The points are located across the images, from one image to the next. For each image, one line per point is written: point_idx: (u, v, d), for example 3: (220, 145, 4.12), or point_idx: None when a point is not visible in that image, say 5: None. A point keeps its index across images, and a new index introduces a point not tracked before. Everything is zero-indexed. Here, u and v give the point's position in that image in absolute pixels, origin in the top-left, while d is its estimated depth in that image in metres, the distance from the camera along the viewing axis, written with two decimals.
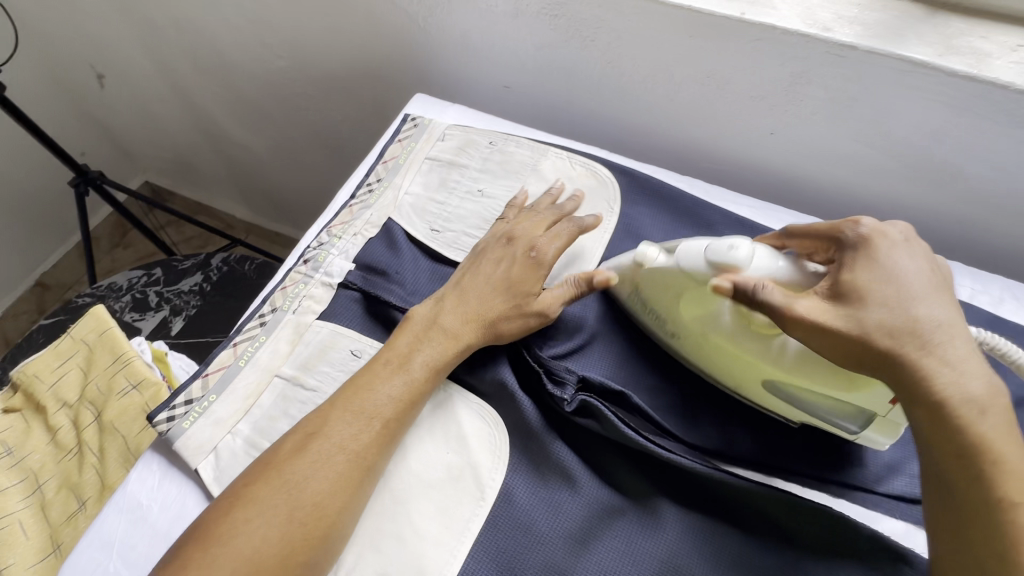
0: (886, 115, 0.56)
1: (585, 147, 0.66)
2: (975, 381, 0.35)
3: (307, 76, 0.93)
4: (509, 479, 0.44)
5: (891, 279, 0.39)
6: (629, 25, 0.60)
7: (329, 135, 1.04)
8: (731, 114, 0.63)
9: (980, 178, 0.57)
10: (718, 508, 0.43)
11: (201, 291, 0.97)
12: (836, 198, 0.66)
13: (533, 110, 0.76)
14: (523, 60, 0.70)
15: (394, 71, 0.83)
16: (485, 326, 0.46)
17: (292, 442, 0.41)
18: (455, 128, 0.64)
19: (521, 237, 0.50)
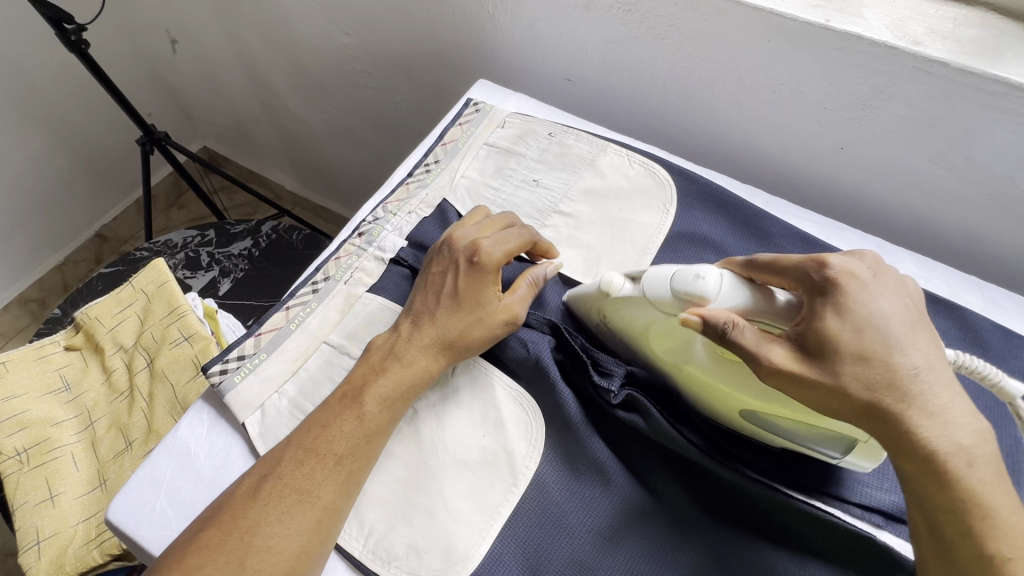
0: (971, 138, 0.53)
1: (645, 146, 0.65)
2: (964, 432, 0.35)
3: (370, 55, 0.94)
4: (543, 469, 0.44)
5: (867, 325, 0.36)
6: (705, 25, 0.58)
7: (384, 114, 1.06)
8: (801, 126, 0.61)
9: None
10: (755, 523, 0.42)
11: (250, 256, 1.00)
12: (903, 221, 0.64)
13: (592, 105, 0.76)
14: (590, 54, 0.69)
15: (458, 56, 0.83)
16: (443, 342, 0.45)
17: (271, 459, 0.41)
18: (516, 116, 0.64)
19: (459, 241, 0.48)
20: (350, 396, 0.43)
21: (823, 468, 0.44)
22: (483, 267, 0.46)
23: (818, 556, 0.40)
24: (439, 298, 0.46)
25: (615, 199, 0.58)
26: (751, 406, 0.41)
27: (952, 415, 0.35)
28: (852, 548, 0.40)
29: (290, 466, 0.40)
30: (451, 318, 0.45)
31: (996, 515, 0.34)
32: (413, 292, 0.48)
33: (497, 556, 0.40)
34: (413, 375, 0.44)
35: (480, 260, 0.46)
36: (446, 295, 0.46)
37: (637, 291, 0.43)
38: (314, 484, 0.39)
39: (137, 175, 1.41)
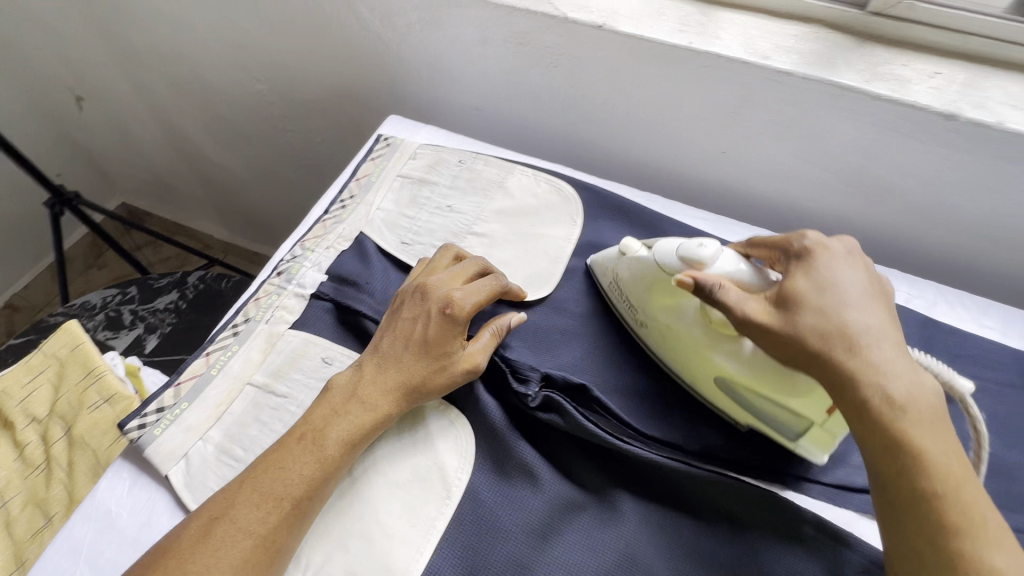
0: (824, 134, 0.61)
1: (551, 165, 0.70)
2: (899, 383, 0.37)
3: (286, 99, 0.96)
4: (474, 478, 0.46)
5: (827, 286, 0.41)
6: (588, 53, 0.64)
7: (307, 155, 1.07)
8: (686, 135, 0.68)
9: (909, 191, 0.62)
10: (673, 499, 0.45)
11: (176, 309, 0.98)
12: (785, 212, 0.71)
13: (502, 131, 0.80)
14: (493, 84, 0.74)
15: (371, 94, 0.87)
16: (404, 387, 0.45)
17: (220, 505, 0.40)
18: (426, 148, 0.67)
19: (432, 288, 0.48)
20: (310, 440, 0.43)
21: (729, 438, 0.48)
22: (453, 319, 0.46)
23: (731, 521, 0.44)
24: (404, 344, 0.46)
25: (525, 216, 0.62)
26: (728, 374, 0.45)
27: (892, 365, 0.38)
28: (757, 507, 0.44)
29: (238, 511, 0.39)
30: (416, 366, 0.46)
31: (928, 454, 0.35)
32: (381, 334, 0.48)
33: (435, 569, 0.41)
34: (370, 419, 0.44)
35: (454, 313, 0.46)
36: (413, 342, 0.46)
37: (649, 256, 0.49)
38: (267, 529, 0.39)
39: (49, 239, 1.34)
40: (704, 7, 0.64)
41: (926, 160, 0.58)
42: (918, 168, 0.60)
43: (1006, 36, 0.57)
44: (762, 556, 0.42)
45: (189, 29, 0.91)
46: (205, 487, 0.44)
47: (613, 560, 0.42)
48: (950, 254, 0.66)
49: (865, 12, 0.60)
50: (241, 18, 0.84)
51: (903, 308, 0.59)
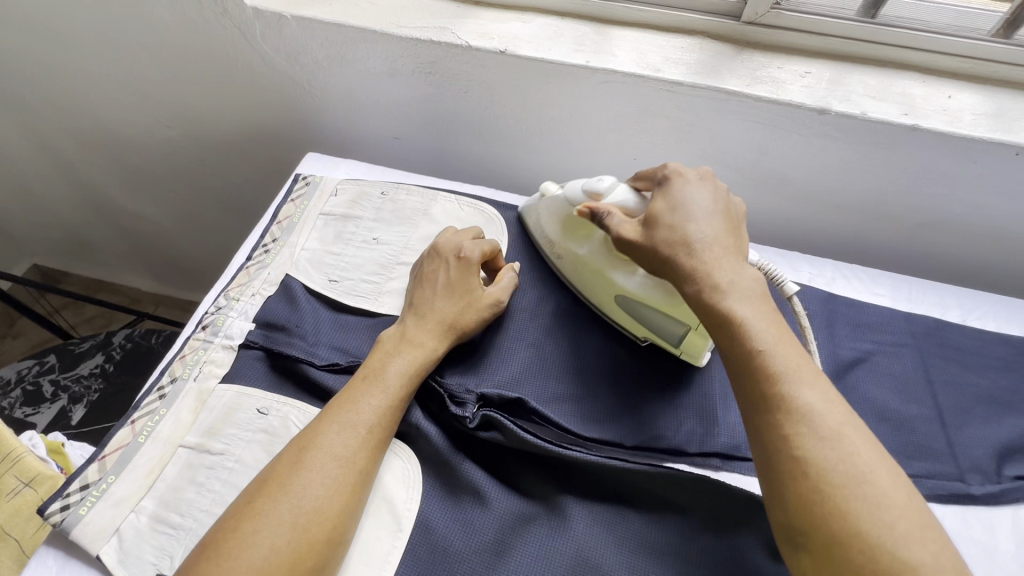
0: (719, 134, 0.66)
1: (473, 188, 0.72)
2: (729, 274, 0.43)
3: (201, 143, 0.93)
4: (424, 507, 0.46)
5: (677, 206, 0.47)
6: (495, 76, 0.67)
7: (231, 197, 1.04)
8: (598, 146, 0.72)
9: (797, 179, 0.68)
10: (617, 497, 0.47)
11: (103, 372, 0.93)
12: None
13: (424, 157, 0.82)
14: (409, 113, 0.75)
15: (289, 132, 0.86)
16: (445, 325, 0.51)
17: (250, 512, 0.38)
18: (347, 183, 0.68)
19: (445, 249, 0.55)
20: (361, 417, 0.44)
21: (665, 431, 0.51)
22: (470, 265, 0.54)
23: (672, 509, 0.46)
24: (445, 308, 0.52)
25: None
26: (623, 291, 0.53)
27: (721, 262, 0.43)
28: (695, 493, 0.47)
29: (278, 513, 0.38)
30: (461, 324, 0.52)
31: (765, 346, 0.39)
32: (416, 306, 0.52)
33: None
34: (423, 358, 0.48)
35: (466, 257, 0.54)
36: (456, 306, 0.52)
37: (561, 196, 0.58)
38: (315, 523, 0.39)
39: None
40: (598, 26, 0.68)
41: (808, 150, 0.65)
42: (801, 158, 0.66)
43: (858, 36, 0.64)
44: (703, 539, 0.45)
45: (85, 80, 0.87)
46: (141, 562, 0.42)
47: (567, 566, 0.44)
48: (842, 230, 0.73)
49: (740, 23, 0.66)
50: (142, 66, 0.81)
51: (806, 286, 0.64)
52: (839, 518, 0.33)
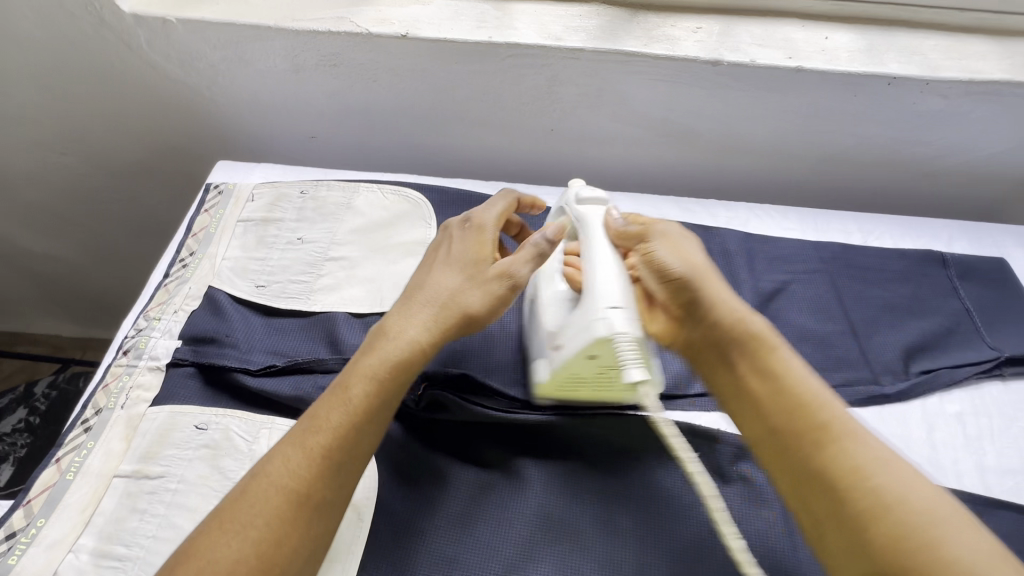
0: (624, 92, 0.73)
1: (394, 175, 0.78)
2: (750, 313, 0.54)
3: (103, 168, 0.90)
4: (386, 491, 0.53)
5: (683, 242, 0.58)
6: (405, 61, 0.71)
7: (150, 218, 1.00)
8: (507, 120, 0.78)
9: (704, 126, 0.77)
10: (554, 453, 0.56)
11: (30, 427, 0.86)
12: (608, 161, 0.84)
13: (346, 157, 0.87)
14: (321, 112, 0.79)
15: (204, 143, 0.86)
16: (434, 305, 0.52)
17: (226, 516, 0.43)
18: (263, 186, 0.72)
19: (457, 222, 0.59)
20: (323, 427, 0.46)
21: None
22: (480, 229, 0.57)
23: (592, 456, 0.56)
24: (417, 315, 0.52)
25: (377, 228, 0.70)
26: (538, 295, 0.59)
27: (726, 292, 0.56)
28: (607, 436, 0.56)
29: (235, 522, 0.42)
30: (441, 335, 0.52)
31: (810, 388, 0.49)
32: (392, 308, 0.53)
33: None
34: (403, 346, 0.50)
35: (477, 223, 0.58)
36: (431, 317, 0.52)
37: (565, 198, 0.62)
38: (268, 526, 0.42)
39: None
40: (497, 5, 0.73)
41: (708, 98, 0.74)
42: (703, 109, 0.75)
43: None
44: (625, 471, 0.54)
45: None
46: None
47: (517, 518, 0.51)
48: (721, 166, 0.84)
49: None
50: (25, 93, 0.78)
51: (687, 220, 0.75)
52: (863, 496, 0.42)
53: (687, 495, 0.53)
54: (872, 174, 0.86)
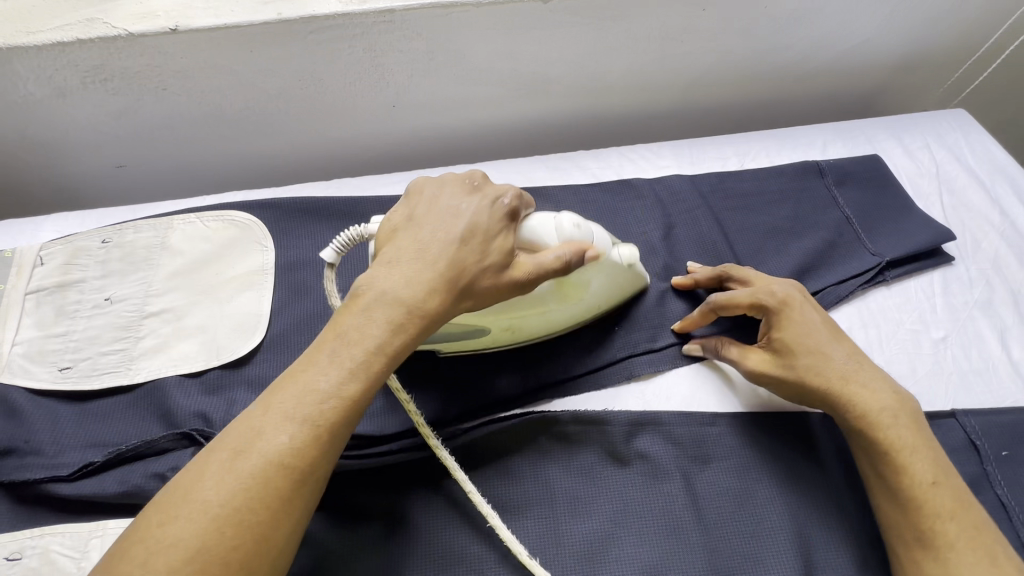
0: (836, 45, 0.91)
1: (542, 87, 0.88)
2: (930, 468, 0.55)
3: (158, 109, 0.80)
4: (564, 464, 0.61)
5: (886, 384, 0.60)
6: (613, 13, 0.79)
7: (260, 174, 0.94)
8: (688, 39, 0.85)
9: (819, 64, 0.94)
10: (709, 494, 0.60)
11: None
12: (733, 92, 0.96)
13: (424, 104, 0.87)
14: (502, 76, 0.85)
15: (280, 96, 0.81)
16: (898, 397, 0.59)
17: (393, 247, 0.52)
18: (384, 53, 0.78)
19: (813, 309, 0.64)
20: (426, 232, 0.52)
21: (752, 442, 0.63)
22: (837, 327, 0.64)
23: (745, 508, 0.59)
24: (476, 196, 0.54)
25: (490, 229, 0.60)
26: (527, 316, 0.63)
27: (936, 448, 0.57)
28: (765, 487, 0.61)
29: (402, 260, 0.50)
30: (924, 471, 0.55)
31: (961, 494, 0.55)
32: (845, 374, 0.60)
33: (537, 530, 0.58)
34: (887, 404, 0.58)
35: (828, 320, 0.64)
36: (485, 209, 0.53)
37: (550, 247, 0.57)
38: (410, 283, 0.49)
39: None
40: None
41: (866, 12, 0.86)
42: (861, 22, 0.88)
43: None
44: (775, 510, 0.59)
45: (119, 43, 0.71)
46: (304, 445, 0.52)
47: (665, 525, 0.58)
48: (801, 106, 1.02)
49: None
50: (219, 57, 0.74)
51: (821, 235, 0.79)
52: None
53: (827, 542, 0.58)
54: (903, 87, 1.03)
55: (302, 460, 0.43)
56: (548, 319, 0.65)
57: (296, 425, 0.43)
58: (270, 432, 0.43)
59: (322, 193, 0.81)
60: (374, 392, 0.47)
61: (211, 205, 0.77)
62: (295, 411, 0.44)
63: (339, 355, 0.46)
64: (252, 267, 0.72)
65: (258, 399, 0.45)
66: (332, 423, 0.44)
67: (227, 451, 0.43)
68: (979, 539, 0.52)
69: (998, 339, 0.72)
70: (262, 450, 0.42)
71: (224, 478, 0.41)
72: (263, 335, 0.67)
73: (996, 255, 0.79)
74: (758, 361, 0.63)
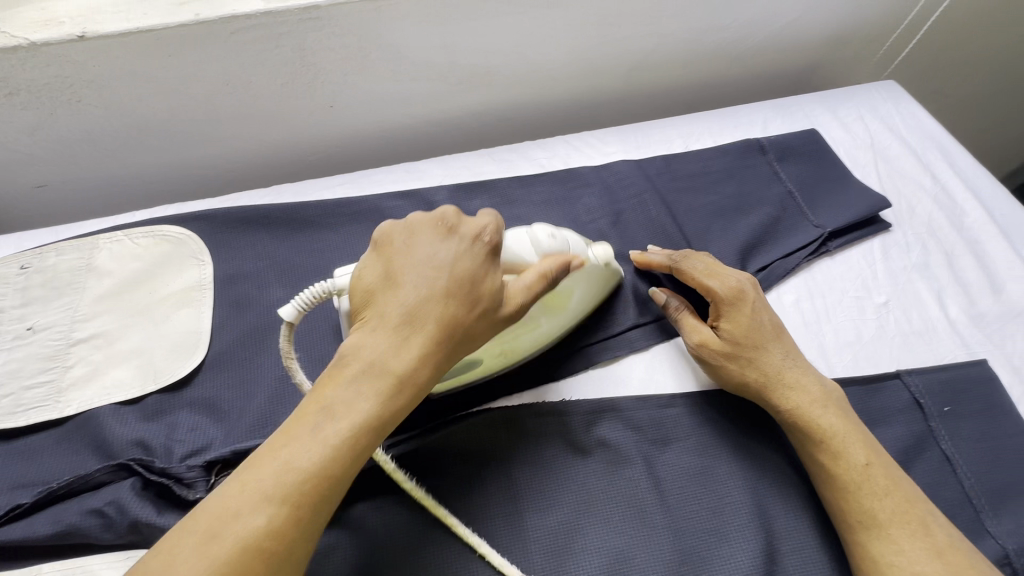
0: (772, 23, 0.92)
1: (484, 77, 0.86)
2: (860, 453, 0.58)
3: (74, 122, 0.75)
4: (524, 462, 0.60)
5: (818, 381, 0.63)
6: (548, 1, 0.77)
7: (196, 184, 0.90)
8: (624, 24, 0.84)
9: (757, 43, 0.96)
10: (669, 480, 0.60)
11: None
12: (676, 74, 0.97)
13: (363, 102, 0.84)
14: (441, 69, 0.83)
15: (208, 102, 0.77)
16: (826, 396, 0.62)
17: (375, 307, 0.49)
18: (312, 49, 0.74)
19: (760, 306, 0.66)
20: (403, 281, 0.50)
21: (706, 424, 0.64)
22: (779, 327, 0.66)
23: (705, 489, 0.60)
24: (453, 238, 0.52)
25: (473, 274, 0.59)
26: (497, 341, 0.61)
27: (867, 432, 0.61)
28: (722, 465, 0.61)
29: (383, 324, 0.48)
30: (857, 455, 0.58)
31: (896, 472, 0.58)
32: (777, 370, 0.63)
33: (499, 530, 0.57)
34: (816, 402, 0.61)
35: (772, 319, 0.66)
36: (465, 252, 0.51)
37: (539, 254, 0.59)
38: (396, 350, 0.47)
39: None
40: None
41: None
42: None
43: None
44: (732, 487, 0.60)
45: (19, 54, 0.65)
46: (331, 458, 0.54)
47: (625, 515, 0.58)
48: (742, 84, 1.04)
49: None
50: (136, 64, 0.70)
51: (766, 210, 0.81)
52: None
53: (779, 517, 0.59)
54: (838, 61, 1.06)
55: (280, 540, 0.41)
56: (536, 337, 0.64)
57: (277, 505, 0.41)
58: (247, 513, 0.40)
59: (260, 200, 0.78)
60: (361, 463, 0.45)
61: (140, 221, 0.73)
62: (275, 491, 0.41)
63: (322, 430, 0.44)
64: (189, 283, 0.69)
65: (232, 476, 0.42)
66: (317, 499, 0.42)
67: (197, 537, 0.40)
68: (913, 512, 0.55)
69: (937, 300, 0.75)
70: (239, 535, 0.40)
71: (190, 564, 0.38)
72: (203, 354, 0.64)
73: (931, 219, 0.82)
74: (705, 340, 0.65)
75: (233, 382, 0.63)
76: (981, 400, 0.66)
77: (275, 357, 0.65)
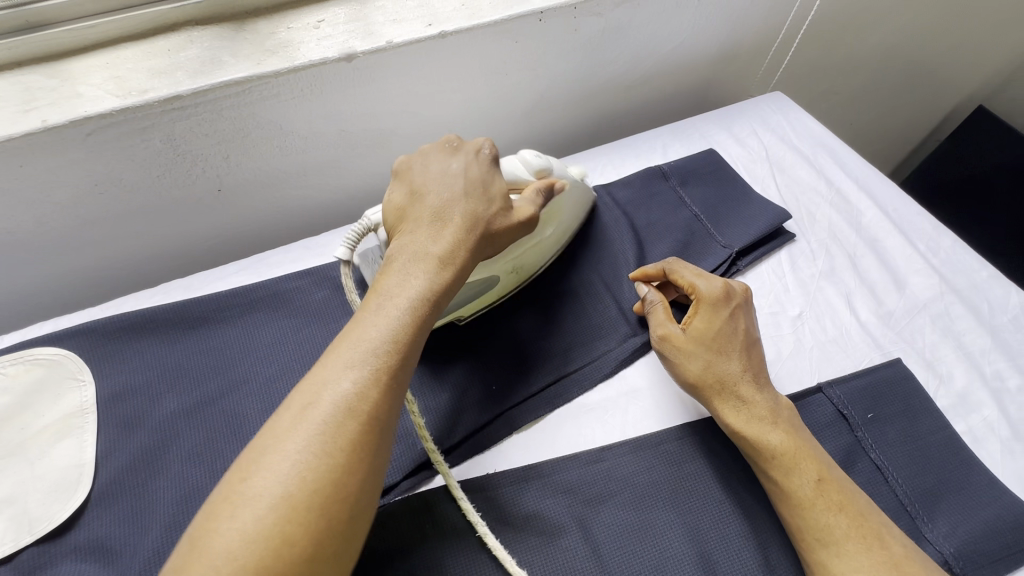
0: (656, 53, 0.95)
1: (377, 141, 0.85)
2: (811, 471, 0.57)
3: None
4: (459, 546, 0.57)
5: (776, 399, 0.63)
6: (425, 63, 0.76)
7: (83, 287, 0.84)
8: (509, 74, 0.85)
9: (647, 72, 0.98)
10: (614, 538, 0.58)
11: None
12: (574, 111, 0.98)
13: (253, 182, 0.81)
14: (328, 140, 0.81)
15: (77, 206, 0.72)
16: (779, 408, 0.62)
17: (410, 216, 0.58)
18: (182, 140, 0.71)
19: (739, 314, 0.67)
20: (427, 192, 0.59)
21: (644, 470, 0.62)
22: (752, 341, 0.67)
23: (649, 543, 0.58)
24: (460, 155, 0.62)
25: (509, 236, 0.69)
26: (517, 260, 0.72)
27: (814, 443, 0.61)
28: (664, 513, 0.60)
29: (421, 224, 0.56)
30: (808, 469, 0.58)
31: (844, 485, 0.57)
32: (735, 379, 0.63)
33: None
34: (767, 413, 0.61)
35: (748, 332, 0.67)
36: (474, 162, 0.62)
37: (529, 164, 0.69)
38: (435, 239, 0.55)
39: None
40: None
41: (675, 22, 0.90)
42: (672, 30, 0.91)
43: None
44: (676, 536, 0.58)
45: None
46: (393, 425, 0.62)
47: None
48: (641, 110, 1.06)
49: None
50: None
51: (675, 237, 0.81)
52: None
53: (729, 558, 0.58)
54: (727, 77, 1.09)
55: (369, 405, 0.44)
56: (540, 248, 0.75)
57: (359, 370, 0.45)
58: (333, 379, 0.44)
59: (147, 303, 0.72)
60: (422, 339, 0.50)
61: (7, 347, 0.66)
62: (356, 357, 0.46)
63: (387, 308, 0.49)
64: (69, 409, 0.63)
65: (313, 367, 0.46)
66: (393, 364, 0.47)
67: (295, 409, 0.43)
68: (866, 525, 0.54)
69: (848, 305, 0.76)
70: (331, 395, 0.43)
71: (295, 429, 0.42)
72: (88, 489, 0.58)
73: (831, 224, 0.84)
74: (670, 331, 0.67)
75: (124, 515, 0.57)
76: (902, 401, 0.67)
77: (171, 478, 0.59)
